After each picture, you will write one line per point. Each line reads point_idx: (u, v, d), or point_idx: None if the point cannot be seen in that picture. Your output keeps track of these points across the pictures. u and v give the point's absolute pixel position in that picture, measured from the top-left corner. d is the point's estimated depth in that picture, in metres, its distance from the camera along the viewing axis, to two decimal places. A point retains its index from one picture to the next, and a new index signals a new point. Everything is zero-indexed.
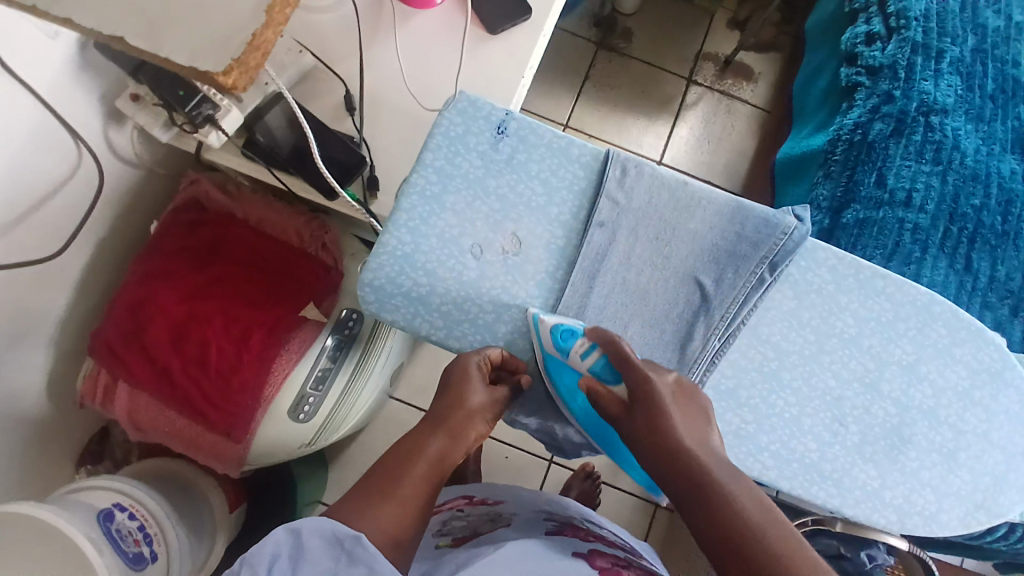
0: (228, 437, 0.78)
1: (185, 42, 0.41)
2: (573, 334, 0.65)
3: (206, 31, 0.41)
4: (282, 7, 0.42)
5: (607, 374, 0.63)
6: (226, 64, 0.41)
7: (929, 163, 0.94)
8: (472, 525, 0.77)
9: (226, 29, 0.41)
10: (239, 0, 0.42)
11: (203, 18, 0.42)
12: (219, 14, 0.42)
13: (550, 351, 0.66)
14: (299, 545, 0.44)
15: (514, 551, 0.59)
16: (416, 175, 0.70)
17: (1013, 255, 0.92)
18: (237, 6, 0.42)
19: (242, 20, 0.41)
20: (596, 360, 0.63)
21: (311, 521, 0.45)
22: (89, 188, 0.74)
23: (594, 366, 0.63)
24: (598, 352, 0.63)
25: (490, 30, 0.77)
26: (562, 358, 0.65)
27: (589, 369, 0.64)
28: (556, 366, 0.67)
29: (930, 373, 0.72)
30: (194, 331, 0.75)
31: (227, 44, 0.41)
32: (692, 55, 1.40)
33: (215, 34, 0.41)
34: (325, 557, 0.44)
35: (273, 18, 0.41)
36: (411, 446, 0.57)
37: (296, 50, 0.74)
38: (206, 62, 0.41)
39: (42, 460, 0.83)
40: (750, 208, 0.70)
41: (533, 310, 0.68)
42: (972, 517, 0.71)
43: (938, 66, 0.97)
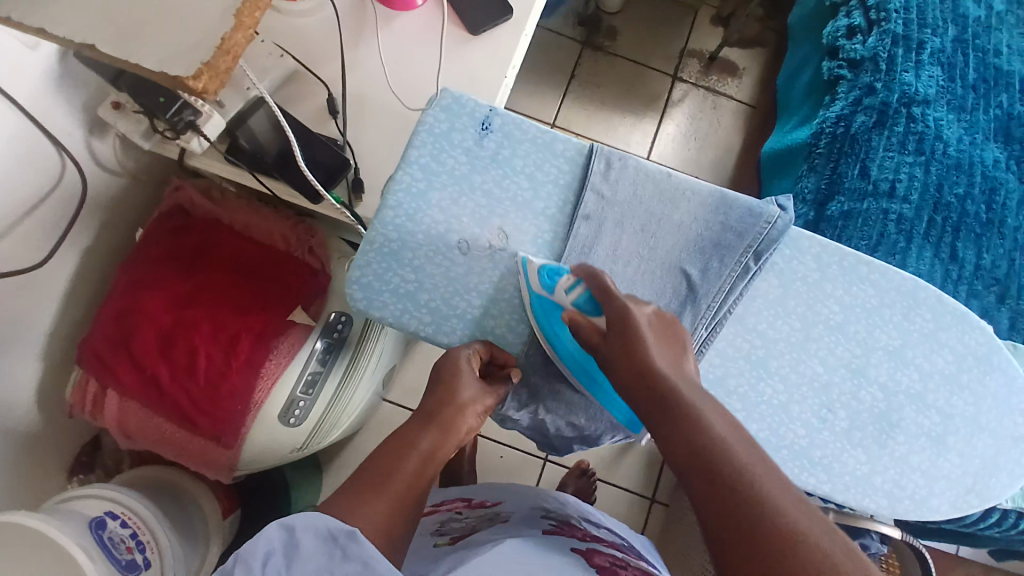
0: (218, 442, 0.78)
1: (156, 46, 0.41)
2: (559, 272, 0.65)
3: (176, 36, 0.42)
4: (251, 10, 0.42)
5: (590, 307, 0.62)
6: (197, 67, 0.41)
7: (912, 154, 0.94)
8: (469, 525, 0.77)
9: (196, 32, 0.42)
10: (206, 3, 0.42)
11: (172, 24, 0.42)
12: (189, 20, 0.42)
13: (537, 290, 0.66)
14: (294, 542, 0.44)
15: (508, 549, 0.59)
16: (402, 172, 0.70)
17: (998, 243, 0.93)
18: (204, 10, 0.42)
19: (212, 24, 0.42)
20: (580, 294, 0.62)
21: (304, 517, 0.45)
22: (74, 197, 0.74)
23: (577, 299, 0.62)
24: (583, 286, 0.62)
25: (473, 32, 0.77)
26: (548, 296, 0.65)
27: (573, 303, 0.63)
28: (542, 304, 0.66)
29: (917, 358, 0.72)
30: (182, 337, 0.75)
31: (198, 47, 0.41)
32: (677, 52, 1.41)
33: (186, 38, 0.42)
34: (319, 552, 0.44)
35: (242, 22, 0.42)
36: (400, 441, 0.57)
37: (277, 54, 0.74)
38: (176, 67, 0.41)
39: (33, 470, 0.83)
40: (734, 199, 0.71)
41: (522, 254, 0.68)
42: (963, 500, 0.72)
43: (919, 57, 0.98)
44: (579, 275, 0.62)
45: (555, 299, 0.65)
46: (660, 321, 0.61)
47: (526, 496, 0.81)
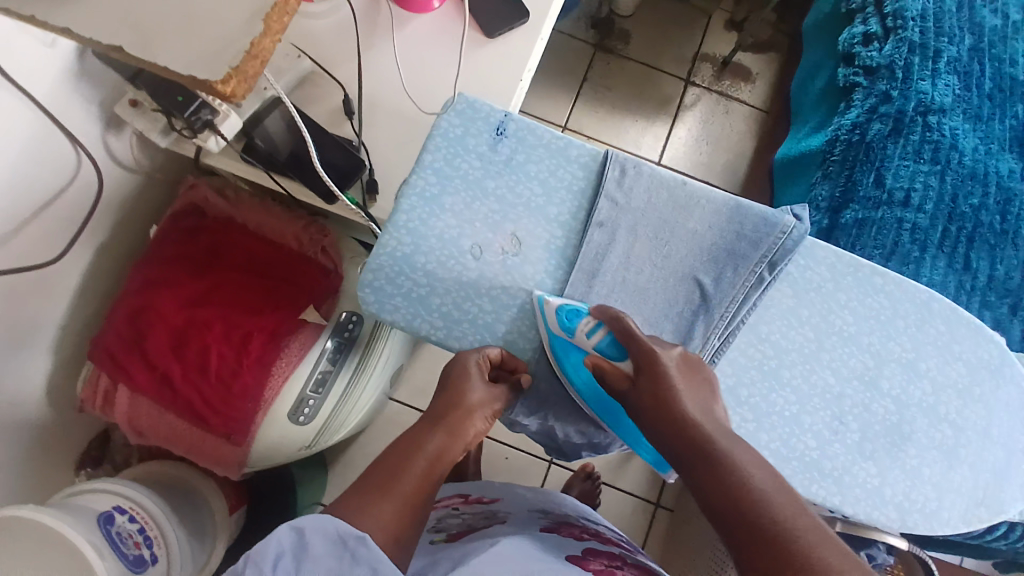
0: (228, 440, 0.78)
1: (181, 50, 0.41)
2: (578, 313, 0.65)
3: (203, 39, 0.42)
4: (279, 14, 0.42)
5: (613, 351, 0.63)
6: (224, 72, 0.41)
7: (927, 163, 0.94)
8: (467, 521, 0.77)
9: (223, 37, 0.42)
10: (235, 9, 0.42)
11: (199, 26, 0.42)
12: (217, 24, 0.42)
13: (557, 331, 0.66)
14: (303, 544, 0.44)
15: (511, 549, 0.59)
16: (416, 176, 0.70)
17: (1012, 253, 0.92)
18: (233, 16, 0.42)
19: (239, 28, 0.42)
20: (602, 337, 0.63)
21: (313, 519, 0.45)
22: (88, 194, 0.75)
23: (601, 343, 0.63)
24: (605, 329, 0.63)
25: (488, 34, 0.77)
26: (568, 338, 0.65)
27: (595, 346, 0.64)
28: (562, 346, 0.67)
29: (929, 370, 0.72)
30: (195, 336, 0.75)
31: (225, 52, 0.41)
32: (690, 55, 1.40)
33: (212, 41, 0.42)
34: (328, 554, 0.44)
35: (270, 26, 0.42)
36: (410, 444, 0.57)
37: (294, 55, 0.74)
38: (203, 71, 0.41)
39: (43, 464, 0.83)
40: (749, 207, 0.71)
41: (538, 292, 0.68)
42: (973, 514, 0.71)
43: (935, 66, 0.97)
44: (600, 318, 0.63)
45: (575, 341, 0.65)
46: (686, 361, 0.61)
47: (525, 496, 0.81)
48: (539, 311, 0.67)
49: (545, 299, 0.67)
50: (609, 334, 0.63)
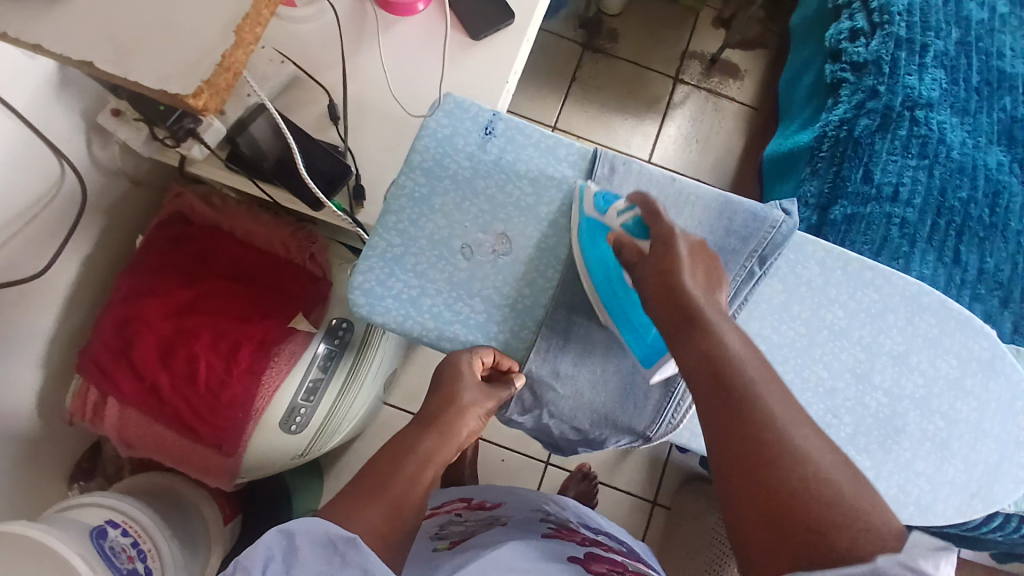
0: (219, 451, 0.78)
1: (152, 63, 0.41)
2: (614, 200, 0.66)
3: (174, 53, 0.41)
4: (252, 25, 0.42)
5: (637, 231, 0.62)
6: (196, 86, 0.40)
7: (916, 157, 0.94)
8: (470, 529, 0.76)
9: (196, 50, 0.41)
10: (205, 20, 0.41)
11: (170, 40, 0.41)
12: (187, 36, 0.41)
13: (589, 212, 0.67)
14: (292, 547, 0.43)
15: (509, 558, 0.58)
16: (405, 177, 0.69)
17: (1001, 246, 0.92)
18: (203, 28, 0.41)
19: (212, 41, 0.41)
20: (630, 217, 0.63)
21: (303, 522, 0.45)
22: (72, 204, 0.74)
23: (625, 222, 0.63)
24: (634, 211, 0.62)
25: (473, 37, 0.77)
26: (598, 218, 0.66)
27: (622, 226, 0.63)
28: (591, 226, 0.67)
29: (921, 363, 0.72)
30: (183, 346, 0.75)
31: (197, 66, 0.41)
32: (679, 54, 1.40)
33: (184, 56, 0.41)
34: (317, 557, 0.43)
35: (242, 37, 0.42)
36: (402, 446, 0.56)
37: (278, 61, 0.74)
38: (175, 85, 0.40)
39: (34, 477, 0.83)
40: (738, 203, 0.71)
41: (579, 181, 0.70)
42: (968, 506, 0.71)
43: (923, 60, 0.98)
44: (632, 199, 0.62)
45: (604, 221, 0.65)
46: None
47: (529, 500, 0.81)
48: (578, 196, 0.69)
49: (585, 184, 0.68)
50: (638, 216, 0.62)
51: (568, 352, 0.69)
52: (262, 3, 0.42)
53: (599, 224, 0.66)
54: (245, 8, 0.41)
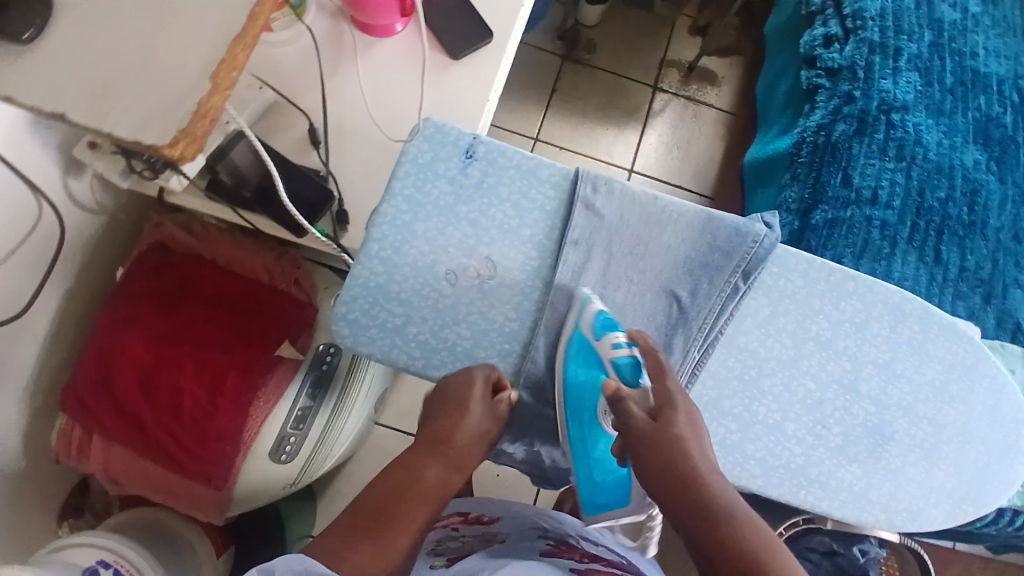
0: (208, 484, 0.77)
1: (126, 113, 0.40)
2: (613, 326, 0.66)
3: (150, 102, 0.40)
4: (228, 70, 0.41)
5: (630, 375, 0.64)
6: (172, 134, 0.40)
7: (893, 160, 0.95)
8: (467, 545, 0.75)
9: (171, 98, 0.40)
10: (183, 65, 0.41)
11: (145, 87, 0.41)
12: (162, 80, 0.41)
13: (584, 329, 0.66)
14: None
15: None
16: (387, 205, 0.69)
17: (981, 244, 0.94)
18: (180, 72, 0.41)
19: (187, 87, 0.40)
20: (624, 357, 0.64)
21: (281, 559, 0.43)
22: (51, 240, 0.72)
23: (621, 359, 0.64)
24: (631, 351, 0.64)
25: (453, 56, 0.77)
26: (591, 340, 0.66)
27: (613, 361, 0.65)
28: (580, 348, 0.67)
29: (906, 370, 0.72)
30: (166, 379, 0.74)
31: (172, 113, 0.40)
32: (657, 62, 1.41)
33: (159, 103, 0.40)
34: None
35: (218, 84, 0.41)
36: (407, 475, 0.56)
37: (256, 87, 0.73)
38: (151, 133, 0.40)
39: (22, 518, 0.81)
40: (719, 217, 0.71)
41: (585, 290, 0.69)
42: (958, 510, 0.72)
43: (896, 64, 0.99)
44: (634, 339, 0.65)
45: (597, 347, 0.66)
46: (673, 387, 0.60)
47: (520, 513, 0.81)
48: (579, 305, 0.68)
49: (590, 299, 0.67)
50: (632, 358, 0.64)
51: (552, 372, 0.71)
52: (236, 46, 0.42)
53: (587, 351, 0.67)
54: (220, 53, 0.41)
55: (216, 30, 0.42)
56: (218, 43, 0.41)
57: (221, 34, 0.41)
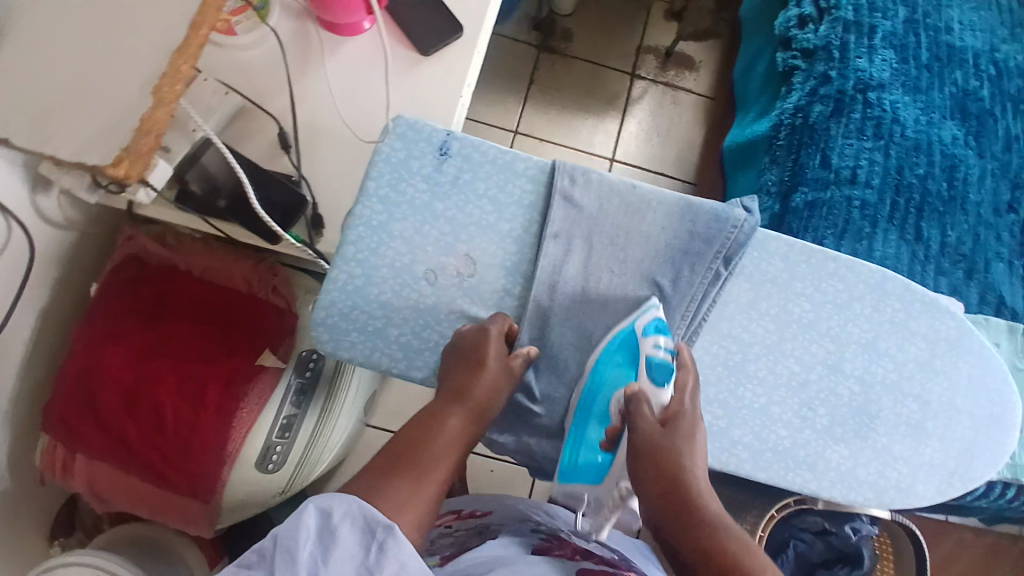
0: (195, 497, 0.76)
1: (74, 133, 0.45)
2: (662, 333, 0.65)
3: (95, 120, 0.45)
4: (171, 84, 0.45)
5: (657, 379, 0.62)
6: (116, 155, 0.45)
7: (871, 139, 0.95)
8: (459, 541, 0.75)
9: (115, 116, 0.45)
10: (122, 87, 0.45)
11: (90, 107, 0.45)
12: (101, 101, 0.45)
13: (637, 324, 0.66)
14: (331, 528, 0.41)
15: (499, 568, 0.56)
16: (361, 206, 0.68)
17: (961, 220, 0.94)
18: (120, 94, 0.45)
19: (130, 105, 0.45)
20: (659, 360, 0.63)
21: (342, 502, 0.42)
22: (21, 258, 0.71)
23: (655, 358, 0.63)
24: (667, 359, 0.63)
25: (423, 51, 0.75)
26: (636, 335, 0.65)
27: (647, 359, 0.63)
28: (626, 340, 0.67)
29: (889, 348, 0.72)
30: (147, 394, 0.73)
31: (118, 131, 0.45)
32: (634, 49, 1.40)
33: (104, 122, 0.45)
34: (355, 541, 0.41)
35: (161, 97, 0.45)
36: (423, 426, 0.54)
37: (222, 92, 0.71)
38: (95, 153, 0.45)
39: (10, 541, 0.80)
40: (699, 204, 0.70)
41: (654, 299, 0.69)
42: (947, 484, 0.72)
43: (872, 42, 0.99)
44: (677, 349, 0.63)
45: (639, 342, 0.65)
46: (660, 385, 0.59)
47: (515, 508, 0.78)
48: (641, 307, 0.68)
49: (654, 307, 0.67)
50: (668, 367, 0.62)
51: (541, 375, 0.69)
52: (178, 59, 0.45)
53: (631, 349, 0.66)
54: (160, 71, 0.45)
55: (155, 45, 0.45)
56: (157, 59, 0.45)
57: (159, 50, 0.45)
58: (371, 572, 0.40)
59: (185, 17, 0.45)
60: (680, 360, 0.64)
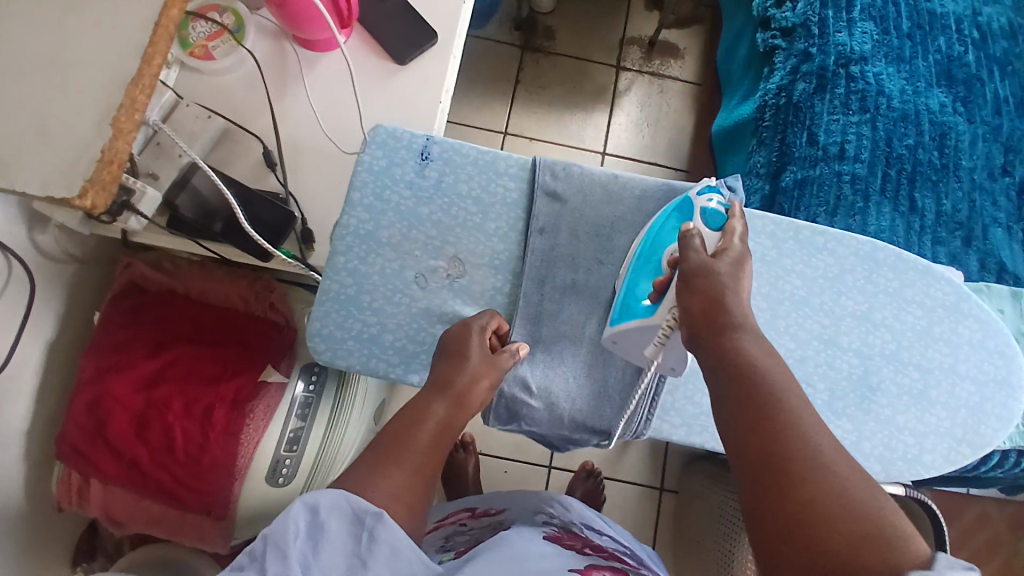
0: (209, 516, 0.77)
1: (35, 169, 0.45)
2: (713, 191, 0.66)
3: (57, 156, 0.46)
4: (130, 113, 0.46)
5: (714, 222, 0.62)
6: (81, 186, 0.45)
7: (857, 112, 0.94)
8: (475, 536, 0.75)
9: (76, 151, 0.45)
10: (81, 121, 0.45)
11: (50, 142, 0.45)
12: (62, 135, 0.46)
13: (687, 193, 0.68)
14: (318, 523, 0.42)
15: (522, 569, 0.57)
16: (347, 216, 0.69)
17: (955, 186, 0.93)
18: (80, 127, 0.45)
19: (91, 137, 0.45)
20: (715, 208, 0.63)
21: (328, 495, 0.43)
22: (23, 291, 0.72)
23: (709, 207, 0.63)
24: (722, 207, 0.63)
25: (399, 61, 0.76)
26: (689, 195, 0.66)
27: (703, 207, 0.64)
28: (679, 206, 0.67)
29: (886, 318, 0.72)
30: (155, 417, 0.74)
31: (79, 167, 0.45)
32: (618, 41, 1.40)
33: (64, 157, 0.46)
34: (344, 530, 0.43)
35: (120, 129, 0.46)
36: (412, 416, 0.54)
37: (204, 117, 0.72)
38: (59, 187, 0.45)
39: (33, 571, 0.81)
40: (683, 189, 0.71)
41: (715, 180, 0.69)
42: (956, 451, 0.71)
43: (851, 15, 0.98)
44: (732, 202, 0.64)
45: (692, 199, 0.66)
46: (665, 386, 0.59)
47: (532, 503, 0.79)
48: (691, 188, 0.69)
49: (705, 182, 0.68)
50: (723, 213, 0.63)
51: (536, 368, 0.69)
52: (135, 89, 0.46)
53: (685, 209, 0.66)
54: (118, 102, 0.46)
55: (108, 76, 0.46)
56: (114, 89, 0.46)
57: (115, 80, 0.46)
58: (362, 560, 0.42)
59: (138, 49, 0.46)
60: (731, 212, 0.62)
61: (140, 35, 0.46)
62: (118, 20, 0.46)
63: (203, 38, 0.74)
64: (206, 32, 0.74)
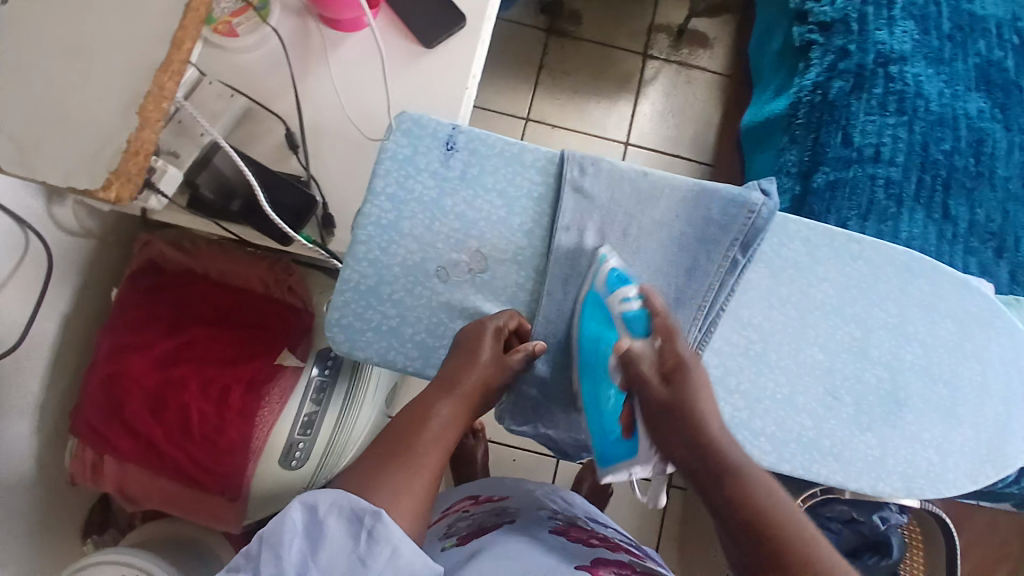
0: (223, 496, 0.77)
1: (58, 159, 0.44)
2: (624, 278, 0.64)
3: (77, 141, 0.44)
4: (156, 101, 0.45)
5: (638, 326, 0.61)
6: (104, 177, 0.44)
7: (894, 114, 0.91)
8: (477, 521, 0.74)
9: (98, 138, 0.44)
10: (103, 105, 0.44)
11: (71, 127, 0.44)
12: (85, 122, 0.44)
13: (598, 287, 0.65)
14: (317, 521, 0.42)
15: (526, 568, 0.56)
16: (369, 205, 0.67)
17: (991, 194, 0.91)
18: (102, 112, 0.44)
19: (115, 125, 0.44)
20: (631, 308, 0.61)
21: (327, 494, 0.42)
22: (41, 267, 0.71)
23: (628, 311, 0.61)
24: (636, 303, 0.61)
25: (426, 45, 0.74)
26: (606, 297, 0.64)
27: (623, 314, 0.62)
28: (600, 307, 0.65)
29: (918, 332, 0.70)
30: (171, 397, 0.74)
31: (101, 155, 0.44)
32: (645, 27, 1.37)
33: (85, 144, 0.44)
34: (342, 530, 0.42)
35: (147, 117, 0.45)
36: (432, 417, 0.53)
37: (227, 95, 0.71)
38: (82, 179, 0.44)
39: (45, 544, 0.82)
40: (714, 189, 0.68)
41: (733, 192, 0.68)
42: (980, 471, 0.70)
43: (892, 12, 0.95)
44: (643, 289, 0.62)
45: (610, 300, 0.64)
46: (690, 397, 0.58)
47: (534, 496, 0.78)
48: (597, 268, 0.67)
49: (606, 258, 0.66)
50: (639, 308, 0.61)
51: (555, 366, 0.68)
52: (163, 75, 0.44)
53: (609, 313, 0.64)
54: (145, 88, 0.44)
55: (136, 62, 0.44)
56: (141, 75, 0.44)
57: (143, 66, 0.44)
58: (362, 561, 0.40)
59: (167, 33, 0.44)
60: (648, 305, 0.61)
61: (170, 19, 0.44)
62: (147, 4, 0.45)
63: (227, 14, 0.72)
64: (230, 8, 0.72)
